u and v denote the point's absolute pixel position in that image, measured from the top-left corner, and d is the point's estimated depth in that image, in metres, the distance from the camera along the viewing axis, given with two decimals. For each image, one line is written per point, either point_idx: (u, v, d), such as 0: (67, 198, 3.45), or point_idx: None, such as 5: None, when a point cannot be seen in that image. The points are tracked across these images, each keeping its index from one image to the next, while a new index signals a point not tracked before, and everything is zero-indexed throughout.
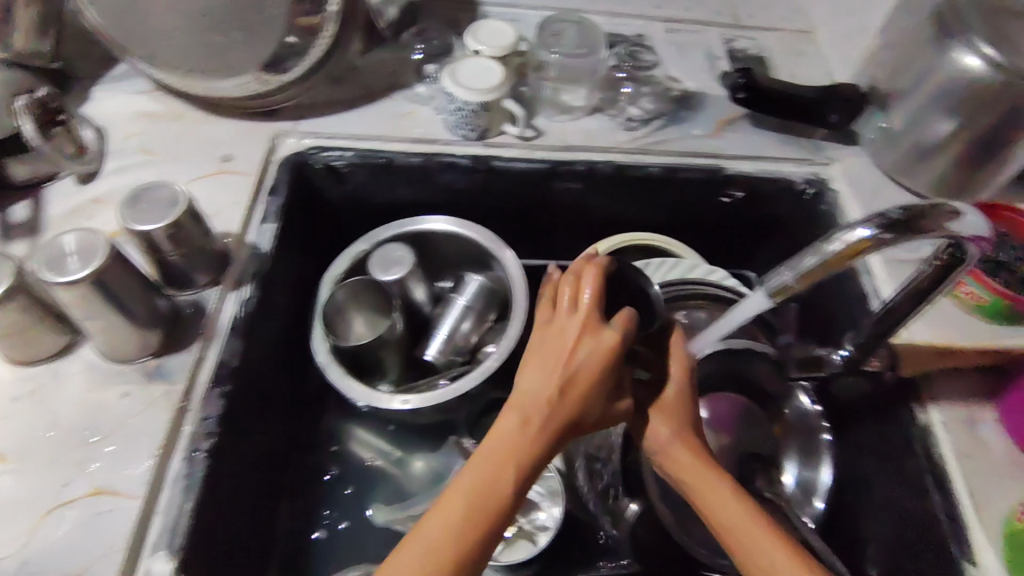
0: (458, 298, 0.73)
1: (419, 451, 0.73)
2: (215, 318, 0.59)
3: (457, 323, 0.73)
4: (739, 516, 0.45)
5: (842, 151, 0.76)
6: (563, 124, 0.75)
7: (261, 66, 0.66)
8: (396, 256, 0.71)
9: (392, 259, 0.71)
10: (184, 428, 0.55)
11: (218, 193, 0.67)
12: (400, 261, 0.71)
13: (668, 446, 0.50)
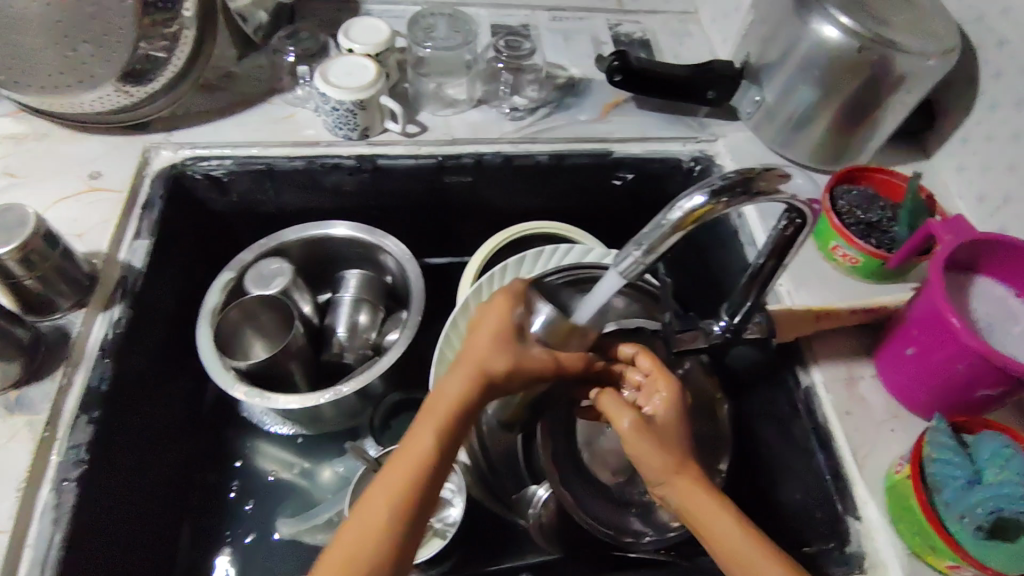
0: (344, 293, 0.73)
1: (326, 459, 0.71)
2: (82, 342, 0.56)
3: (350, 318, 0.73)
4: (733, 534, 0.44)
5: (725, 127, 0.77)
6: (447, 117, 0.74)
7: (120, 77, 0.63)
8: (275, 269, 0.70)
9: (269, 275, 0.69)
10: (50, 457, 0.51)
11: (85, 213, 0.64)
12: (277, 274, 0.69)
13: (669, 472, 0.46)
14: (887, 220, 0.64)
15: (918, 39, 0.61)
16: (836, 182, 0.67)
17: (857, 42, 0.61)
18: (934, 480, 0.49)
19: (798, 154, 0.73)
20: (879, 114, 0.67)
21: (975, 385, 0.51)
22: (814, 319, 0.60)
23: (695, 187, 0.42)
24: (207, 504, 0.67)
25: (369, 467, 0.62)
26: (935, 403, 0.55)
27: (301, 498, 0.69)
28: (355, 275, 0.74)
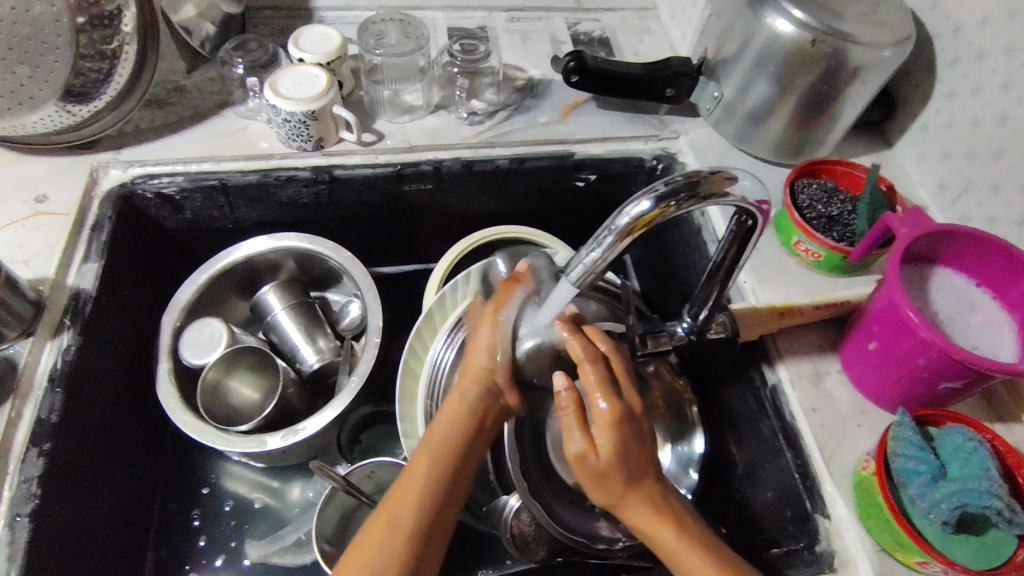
0: (274, 312, 0.72)
1: (295, 478, 0.69)
2: (29, 373, 0.55)
3: (294, 328, 0.72)
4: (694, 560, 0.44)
5: (686, 124, 0.77)
6: (404, 124, 0.73)
7: (61, 96, 0.61)
8: (216, 330, 0.67)
9: (210, 337, 0.67)
10: (2, 492, 0.50)
11: (30, 238, 0.62)
12: (215, 341, 0.66)
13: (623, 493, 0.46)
14: (848, 213, 0.64)
15: (871, 30, 0.61)
16: (796, 176, 0.66)
17: (809, 35, 0.60)
18: (899, 476, 0.49)
19: (760, 149, 0.72)
20: (839, 106, 0.66)
21: (936, 378, 0.51)
22: (778, 316, 0.59)
23: (642, 192, 0.41)
24: (168, 531, 0.66)
25: (336, 485, 0.61)
26: (899, 397, 0.55)
27: (270, 518, 0.67)
28: (273, 291, 0.73)
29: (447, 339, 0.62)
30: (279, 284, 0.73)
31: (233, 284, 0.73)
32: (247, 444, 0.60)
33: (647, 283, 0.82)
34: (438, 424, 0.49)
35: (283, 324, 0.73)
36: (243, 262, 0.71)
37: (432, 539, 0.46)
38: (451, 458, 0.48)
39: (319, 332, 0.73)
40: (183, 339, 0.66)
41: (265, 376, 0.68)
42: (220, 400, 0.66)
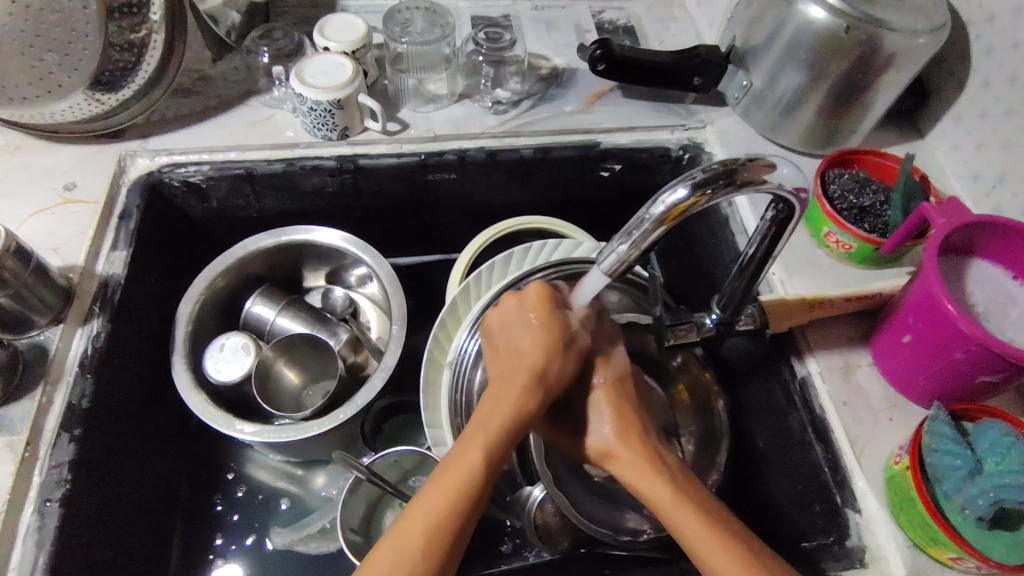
0: (271, 318, 0.72)
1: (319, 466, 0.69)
2: (60, 359, 0.55)
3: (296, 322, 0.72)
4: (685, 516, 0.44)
5: (713, 114, 0.76)
6: (429, 113, 0.73)
7: (90, 84, 0.62)
8: (239, 343, 0.67)
9: (234, 352, 0.66)
10: (32, 477, 0.50)
11: (60, 226, 0.62)
12: (243, 352, 0.66)
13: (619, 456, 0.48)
14: (881, 204, 0.62)
15: (906, 16, 0.59)
16: (827, 166, 0.65)
17: (843, 22, 0.59)
18: (933, 471, 0.48)
19: (789, 139, 0.71)
20: (871, 95, 0.65)
21: (973, 371, 0.50)
22: (809, 309, 0.58)
23: (678, 180, 0.40)
24: (195, 518, 0.66)
25: (361, 475, 0.60)
26: (933, 391, 0.54)
27: (294, 505, 0.68)
28: (258, 301, 0.72)
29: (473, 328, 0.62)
30: (264, 290, 0.73)
31: (255, 275, 0.73)
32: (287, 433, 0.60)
33: (672, 275, 0.81)
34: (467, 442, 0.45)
35: (286, 327, 0.72)
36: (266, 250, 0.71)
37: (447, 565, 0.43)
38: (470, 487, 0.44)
39: (323, 315, 0.73)
40: (205, 367, 0.65)
41: (314, 364, 0.71)
42: (273, 390, 0.69)
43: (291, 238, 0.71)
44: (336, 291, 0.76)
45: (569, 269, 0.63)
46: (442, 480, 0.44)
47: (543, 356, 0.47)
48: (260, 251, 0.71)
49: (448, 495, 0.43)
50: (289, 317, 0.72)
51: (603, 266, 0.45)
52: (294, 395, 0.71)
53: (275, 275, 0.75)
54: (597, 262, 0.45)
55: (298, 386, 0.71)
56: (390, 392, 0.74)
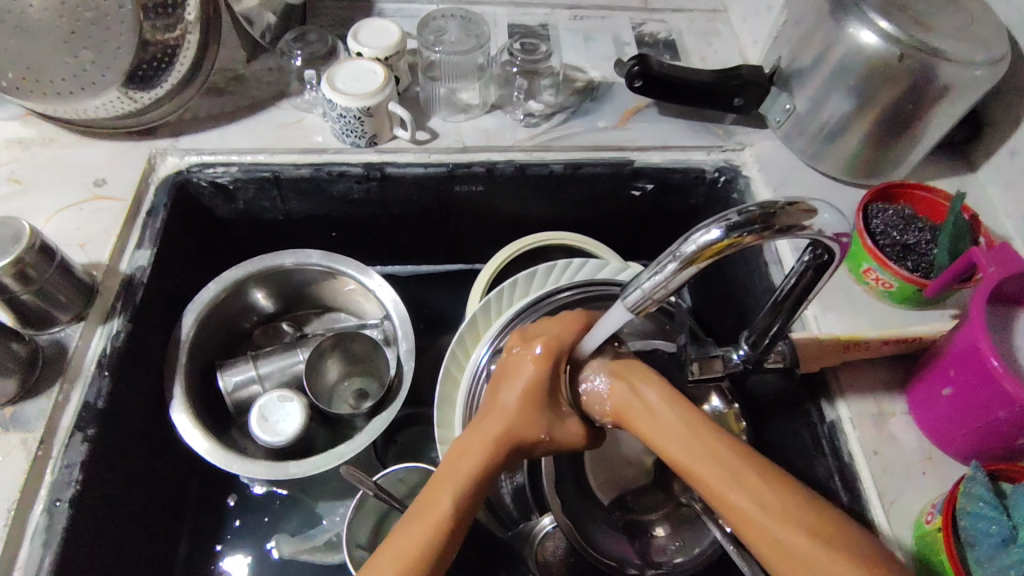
0: (253, 368, 0.67)
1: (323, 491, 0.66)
2: (79, 357, 0.55)
3: (294, 362, 0.68)
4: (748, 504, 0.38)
5: (753, 135, 0.73)
6: (459, 123, 0.72)
7: (125, 81, 0.62)
8: (274, 399, 0.63)
9: (274, 409, 0.62)
10: (44, 476, 0.50)
11: (88, 222, 0.63)
12: (285, 404, 0.63)
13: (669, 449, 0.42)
14: (926, 243, 0.59)
15: (966, 47, 0.56)
16: (870, 199, 0.62)
17: (896, 49, 0.56)
18: (967, 534, 0.45)
19: (832, 167, 0.68)
20: (923, 126, 0.62)
21: (1016, 432, 0.47)
22: (843, 350, 0.56)
23: (711, 220, 0.38)
24: (202, 521, 0.66)
25: (368, 491, 0.59)
26: (970, 447, 0.51)
27: (303, 514, 0.67)
28: (228, 375, 0.66)
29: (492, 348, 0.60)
30: (226, 364, 0.67)
31: (218, 324, 0.68)
32: (342, 453, 0.58)
33: (701, 298, 0.79)
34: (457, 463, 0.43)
35: (276, 368, 0.68)
36: (243, 283, 0.68)
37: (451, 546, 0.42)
38: (477, 476, 0.43)
39: (297, 342, 0.70)
40: (258, 438, 0.61)
41: (342, 358, 0.70)
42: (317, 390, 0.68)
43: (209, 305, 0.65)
44: (285, 329, 0.75)
45: (595, 290, 0.62)
46: (447, 476, 0.43)
47: (527, 402, 0.46)
48: (237, 284, 0.68)
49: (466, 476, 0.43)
50: (267, 359, 0.68)
51: (621, 318, 0.44)
52: (330, 384, 0.70)
53: (217, 349, 0.70)
54: (622, 303, 0.43)
55: (332, 379, 0.70)
56: (407, 402, 0.73)
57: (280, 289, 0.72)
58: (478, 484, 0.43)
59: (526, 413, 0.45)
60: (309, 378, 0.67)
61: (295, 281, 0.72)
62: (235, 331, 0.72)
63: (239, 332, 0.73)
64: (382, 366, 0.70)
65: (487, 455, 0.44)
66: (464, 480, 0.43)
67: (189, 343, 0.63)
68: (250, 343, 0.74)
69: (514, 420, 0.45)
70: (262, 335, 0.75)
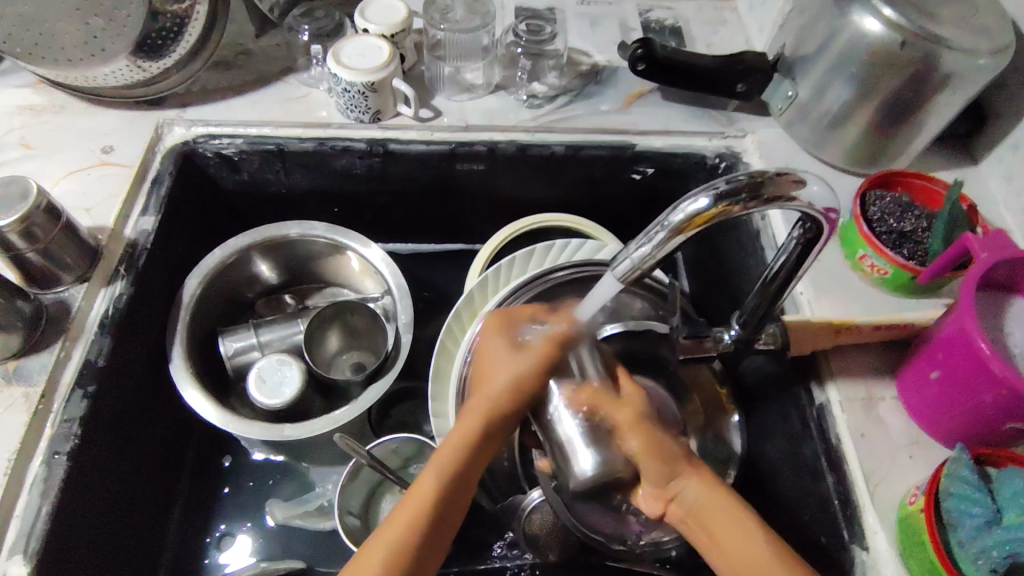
0: (252, 334, 0.68)
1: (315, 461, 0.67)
2: (83, 316, 0.56)
3: (292, 330, 0.69)
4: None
5: (755, 123, 0.73)
6: (462, 102, 0.72)
7: (134, 49, 0.63)
8: (271, 365, 0.64)
9: (272, 375, 0.63)
10: (45, 428, 0.51)
11: (95, 187, 0.64)
12: (282, 369, 0.64)
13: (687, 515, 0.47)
14: (922, 231, 0.60)
15: (969, 36, 0.56)
16: (868, 186, 0.62)
17: (898, 37, 0.56)
18: (949, 516, 0.46)
19: (833, 155, 0.68)
20: (924, 116, 0.62)
21: (1002, 416, 0.47)
22: (835, 333, 0.56)
23: (700, 189, 0.39)
24: (198, 485, 0.67)
25: (361, 460, 0.60)
26: (958, 432, 0.51)
27: (297, 481, 0.68)
28: (230, 339, 0.67)
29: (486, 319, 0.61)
30: (228, 329, 0.68)
31: (219, 293, 0.69)
32: (337, 417, 0.60)
33: (699, 285, 0.79)
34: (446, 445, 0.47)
35: (274, 336, 0.69)
36: (250, 251, 0.70)
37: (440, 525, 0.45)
38: (474, 462, 0.47)
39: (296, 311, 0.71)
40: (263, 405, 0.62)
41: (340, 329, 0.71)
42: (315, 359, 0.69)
43: (212, 271, 0.67)
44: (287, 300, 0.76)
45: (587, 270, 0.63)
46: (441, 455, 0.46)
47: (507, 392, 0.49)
48: (241, 252, 0.69)
49: (464, 464, 0.46)
50: (268, 327, 0.69)
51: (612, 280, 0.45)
52: (328, 355, 0.71)
53: (218, 317, 0.71)
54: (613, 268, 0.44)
55: (331, 349, 0.71)
56: (403, 376, 0.74)
57: (284, 260, 0.74)
58: (473, 465, 0.47)
59: (503, 376, 0.49)
60: (307, 347, 0.68)
61: (299, 253, 0.73)
62: (235, 302, 0.73)
63: (241, 302, 0.74)
64: (380, 340, 0.71)
65: (484, 443, 0.47)
66: (447, 470, 0.46)
67: (190, 308, 0.65)
68: (252, 313, 0.75)
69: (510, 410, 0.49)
70: (265, 305, 0.76)
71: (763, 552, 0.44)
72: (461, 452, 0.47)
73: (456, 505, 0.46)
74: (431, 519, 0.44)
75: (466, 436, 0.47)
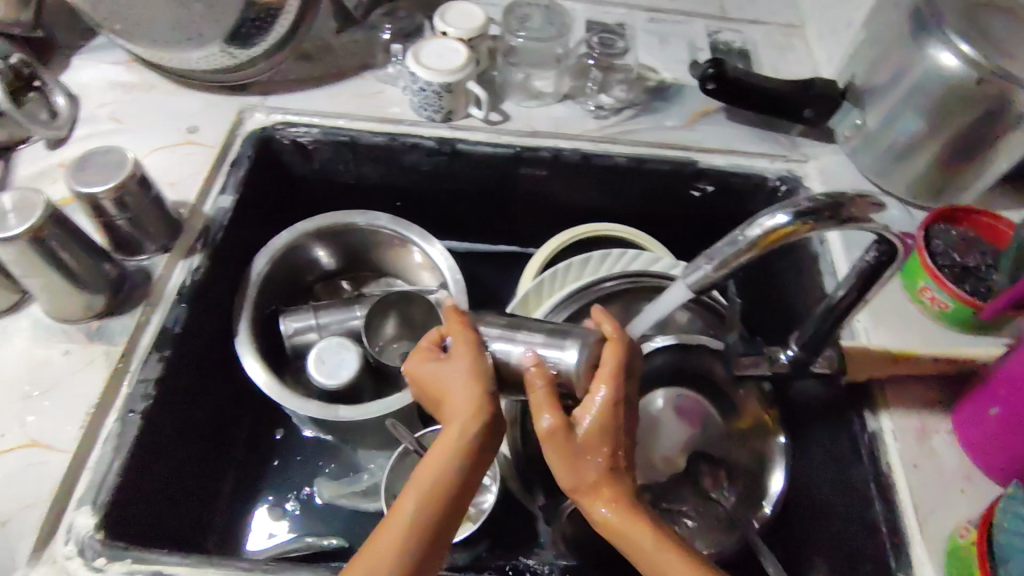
0: (311, 315, 0.70)
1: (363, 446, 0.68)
2: (162, 284, 0.60)
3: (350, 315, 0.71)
4: None
5: (819, 149, 0.74)
6: (530, 109, 0.74)
7: (226, 36, 0.67)
8: (331, 347, 0.66)
9: (331, 357, 0.65)
10: (122, 387, 0.54)
11: (179, 164, 0.67)
12: (341, 352, 0.66)
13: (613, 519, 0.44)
14: (987, 268, 0.59)
15: None
16: (932, 220, 0.62)
17: (975, 73, 0.56)
18: (1000, 552, 0.45)
19: (898, 185, 0.68)
20: (995, 153, 0.62)
21: None
22: (892, 362, 0.57)
23: (779, 206, 0.40)
24: (250, 457, 0.69)
25: (410, 445, 0.62)
26: (1013, 471, 0.51)
27: (344, 463, 0.70)
28: (289, 318, 0.70)
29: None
30: (289, 310, 0.70)
31: (283, 274, 0.72)
32: (393, 404, 0.61)
33: None
34: (432, 459, 0.44)
35: (332, 320, 0.71)
36: (316, 237, 0.72)
37: (433, 543, 0.43)
38: (448, 486, 0.43)
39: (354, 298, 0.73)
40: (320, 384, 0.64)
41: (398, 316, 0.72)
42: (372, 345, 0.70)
43: (278, 252, 0.69)
44: (344, 286, 0.80)
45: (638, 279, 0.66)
46: (427, 470, 0.44)
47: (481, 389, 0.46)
48: (307, 238, 0.71)
49: (440, 493, 0.43)
50: (328, 311, 0.71)
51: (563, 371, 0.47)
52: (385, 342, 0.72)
53: (280, 298, 0.73)
54: (564, 346, 0.47)
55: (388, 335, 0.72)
56: None
57: (346, 248, 0.76)
58: (449, 492, 0.43)
59: (471, 374, 0.47)
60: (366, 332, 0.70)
61: (361, 242, 0.75)
62: (297, 285, 0.76)
63: (301, 286, 0.77)
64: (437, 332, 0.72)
65: (459, 468, 0.44)
66: (434, 488, 0.43)
67: (257, 286, 0.67)
68: (309, 297, 0.78)
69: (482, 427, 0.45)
70: (322, 289, 0.79)
71: (671, 563, 0.42)
72: (449, 463, 0.44)
73: (448, 521, 0.43)
74: (413, 546, 0.42)
75: (454, 445, 0.44)
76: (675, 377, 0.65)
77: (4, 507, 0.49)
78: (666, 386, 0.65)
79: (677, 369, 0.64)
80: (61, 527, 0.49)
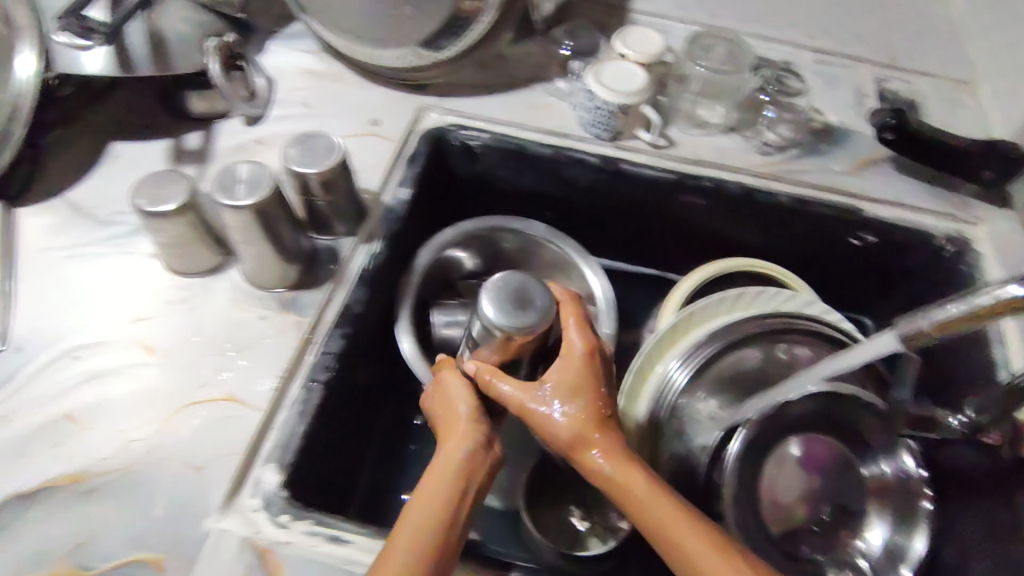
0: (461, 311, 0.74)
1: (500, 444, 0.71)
2: (345, 266, 0.63)
3: None
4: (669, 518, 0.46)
5: (991, 211, 0.72)
6: (696, 137, 0.75)
7: (422, 40, 0.71)
8: None
9: None
10: (307, 357, 0.58)
11: (363, 154, 0.72)
12: None
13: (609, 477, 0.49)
14: None
15: None
16: None
17: None
18: None
19: None
20: None
21: None
22: None
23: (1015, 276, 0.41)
24: (391, 440, 0.72)
25: None
26: None
27: None
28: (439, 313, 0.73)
29: (683, 360, 0.68)
30: (440, 305, 0.74)
31: (440, 269, 0.75)
32: None
33: None
34: (434, 474, 0.48)
35: None
36: (473, 237, 0.75)
37: (447, 543, 0.45)
38: (456, 491, 0.47)
39: None
40: None
41: None
42: None
43: (441, 247, 0.72)
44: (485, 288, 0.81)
45: (793, 323, 0.69)
46: (432, 480, 0.47)
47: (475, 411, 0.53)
48: (466, 237, 0.74)
49: (448, 489, 0.47)
50: None
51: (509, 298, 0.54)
52: None
53: (432, 291, 0.76)
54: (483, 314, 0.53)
55: None
56: None
57: (494, 251, 0.78)
58: (457, 492, 0.47)
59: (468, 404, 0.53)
60: None
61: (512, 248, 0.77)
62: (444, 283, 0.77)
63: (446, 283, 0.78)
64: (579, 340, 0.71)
65: (465, 462, 0.49)
66: (445, 490, 0.47)
67: (419, 277, 0.70)
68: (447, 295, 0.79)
69: (479, 432, 0.51)
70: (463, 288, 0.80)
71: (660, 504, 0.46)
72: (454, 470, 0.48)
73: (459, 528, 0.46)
74: (430, 542, 0.44)
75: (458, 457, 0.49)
76: (825, 426, 0.64)
77: (202, 453, 0.53)
78: (803, 433, 0.63)
79: (825, 417, 0.63)
80: (248, 481, 0.52)
